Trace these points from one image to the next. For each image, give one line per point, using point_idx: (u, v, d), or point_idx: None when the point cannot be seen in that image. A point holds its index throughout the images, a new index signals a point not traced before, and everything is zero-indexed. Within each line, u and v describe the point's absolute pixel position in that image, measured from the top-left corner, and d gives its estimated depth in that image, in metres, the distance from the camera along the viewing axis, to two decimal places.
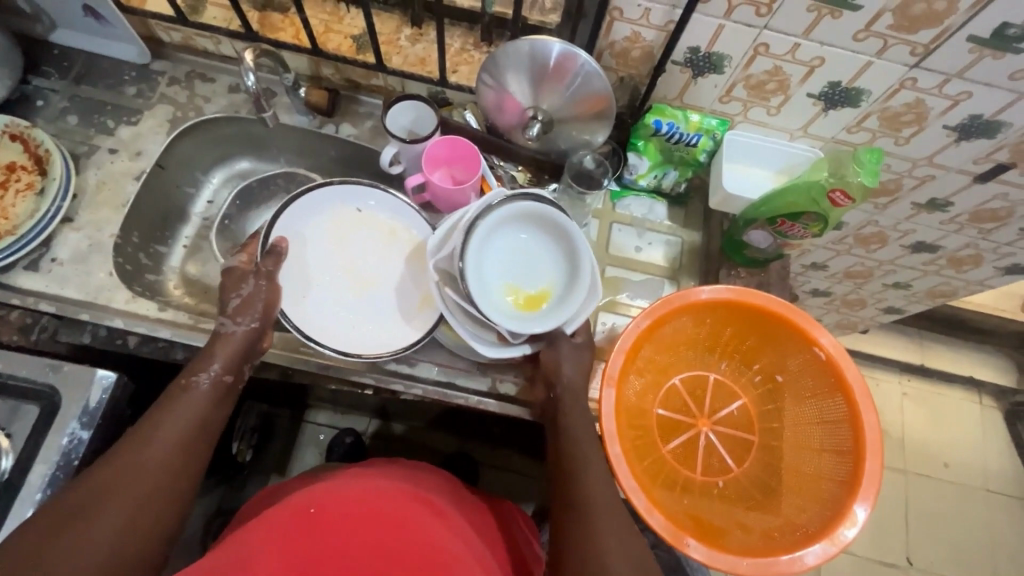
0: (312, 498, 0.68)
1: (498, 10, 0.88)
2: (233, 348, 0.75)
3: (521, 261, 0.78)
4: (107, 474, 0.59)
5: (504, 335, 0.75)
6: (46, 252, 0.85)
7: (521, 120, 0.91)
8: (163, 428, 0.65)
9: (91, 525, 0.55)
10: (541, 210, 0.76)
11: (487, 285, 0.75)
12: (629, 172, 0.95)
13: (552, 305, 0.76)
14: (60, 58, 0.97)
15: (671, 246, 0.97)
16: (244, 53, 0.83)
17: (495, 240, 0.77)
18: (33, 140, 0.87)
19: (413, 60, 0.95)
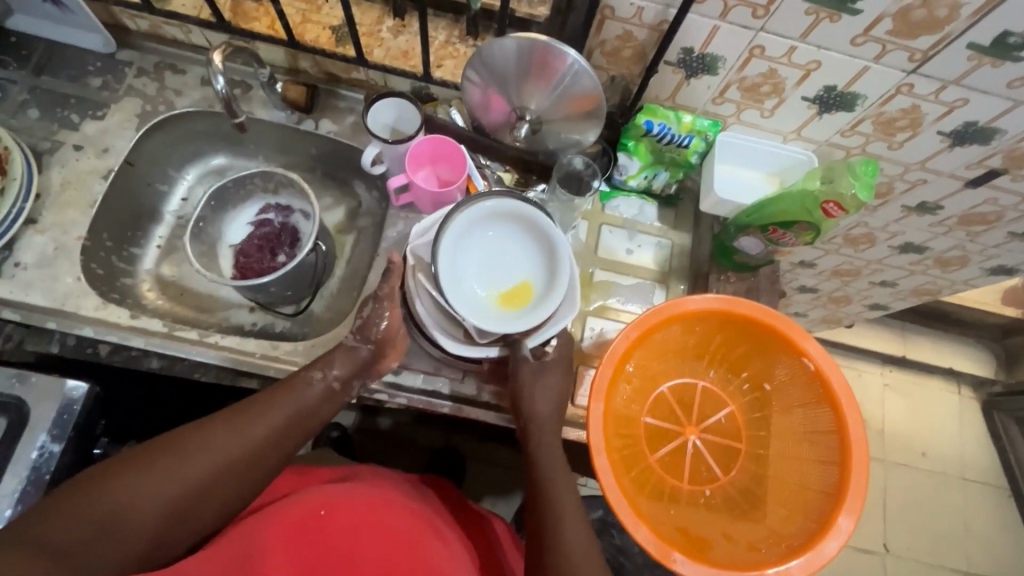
0: (323, 500, 0.65)
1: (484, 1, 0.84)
2: (355, 361, 0.74)
3: (503, 260, 0.76)
4: (211, 431, 0.62)
5: (472, 332, 0.73)
6: (9, 256, 0.80)
7: (506, 119, 0.88)
8: (268, 413, 0.65)
9: (171, 472, 0.58)
10: (525, 211, 0.75)
11: (459, 277, 0.74)
12: (619, 172, 0.93)
13: (526, 306, 0.74)
14: (18, 46, 0.91)
15: (661, 249, 0.95)
16: (213, 54, 0.78)
17: (476, 238, 0.76)
18: None
19: (395, 53, 0.91)
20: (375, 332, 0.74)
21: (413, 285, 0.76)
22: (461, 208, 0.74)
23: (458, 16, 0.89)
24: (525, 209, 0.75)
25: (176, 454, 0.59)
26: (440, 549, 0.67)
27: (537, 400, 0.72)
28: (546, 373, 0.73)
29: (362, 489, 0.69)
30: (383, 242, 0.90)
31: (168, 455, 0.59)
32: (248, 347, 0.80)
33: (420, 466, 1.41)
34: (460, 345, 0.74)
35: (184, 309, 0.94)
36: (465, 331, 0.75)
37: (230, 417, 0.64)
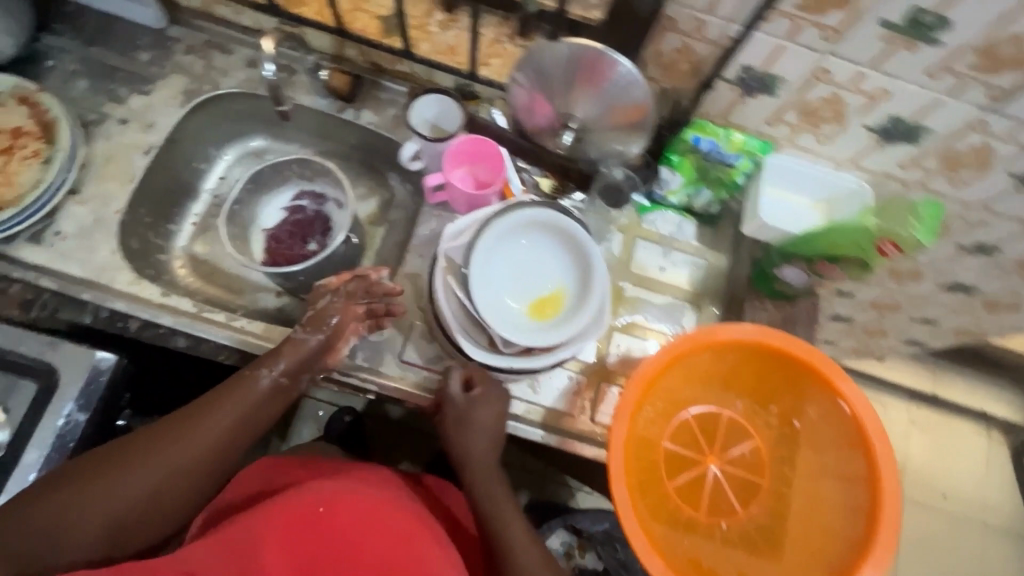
0: (323, 497, 0.63)
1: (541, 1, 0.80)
2: (301, 355, 0.73)
3: (533, 269, 0.74)
4: (156, 437, 0.63)
5: (497, 341, 0.71)
6: (50, 225, 0.82)
7: (550, 125, 0.85)
8: (211, 417, 0.66)
9: (110, 486, 0.60)
10: (562, 223, 0.73)
11: (489, 284, 0.73)
12: (660, 187, 0.91)
13: (552, 318, 0.73)
14: (71, 15, 0.92)
15: (696, 268, 0.93)
16: (264, 41, 0.77)
17: (509, 245, 0.74)
18: (40, 105, 0.83)
19: (442, 48, 0.89)
20: (327, 323, 0.76)
21: (442, 287, 0.74)
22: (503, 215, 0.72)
23: (510, 15, 0.83)
24: (565, 221, 0.73)
25: (121, 461, 0.61)
26: (434, 550, 0.63)
27: (473, 456, 0.70)
28: (478, 418, 0.71)
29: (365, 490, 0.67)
30: (413, 240, 0.89)
31: (114, 462, 0.61)
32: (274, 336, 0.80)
33: (430, 459, 1.41)
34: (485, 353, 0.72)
35: (213, 288, 0.95)
36: (489, 338, 0.74)
37: (179, 420, 0.65)
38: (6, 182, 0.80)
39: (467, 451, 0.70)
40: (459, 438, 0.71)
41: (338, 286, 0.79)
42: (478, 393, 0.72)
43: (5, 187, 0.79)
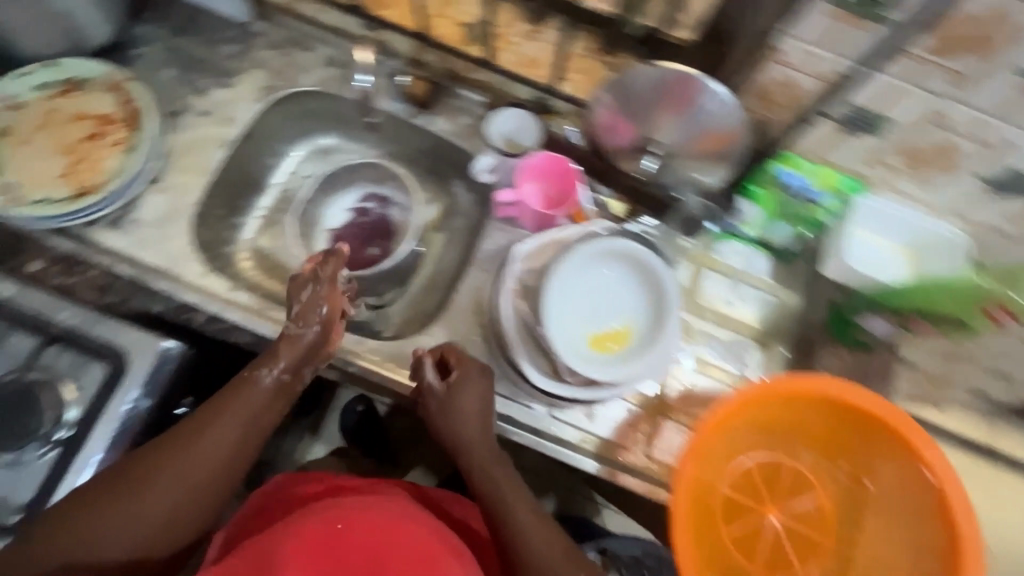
0: (341, 514, 0.58)
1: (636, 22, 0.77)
2: (298, 351, 0.73)
3: (605, 298, 0.71)
4: (158, 455, 0.65)
5: (561, 369, 0.69)
6: (129, 212, 0.84)
7: (633, 149, 0.83)
8: (219, 423, 0.67)
9: (132, 502, 0.63)
10: (640, 255, 0.70)
11: (561, 309, 0.70)
12: (735, 218, 0.87)
13: (623, 350, 0.70)
14: (161, 5, 0.94)
15: (765, 305, 0.89)
16: (357, 55, 0.79)
17: (586, 271, 0.71)
18: (129, 93, 0.84)
19: (522, 60, 0.88)
20: (315, 315, 0.75)
21: (507, 310, 0.72)
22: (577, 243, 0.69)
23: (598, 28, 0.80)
24: (633, 247, 0.70)
25: (127, 482, 0.63)
26: (457, 572, 0.57)
27: (469, 443, 0.70)
28: (464, 404, 0.72)
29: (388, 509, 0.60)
30: (478, 254, 0.87)
31: (121, 482, 0.63)
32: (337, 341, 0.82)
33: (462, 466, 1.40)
34: (548, 381, 0.70)
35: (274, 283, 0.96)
36: (553, 366, 0.71)
37: (180, 435, 0.66)
38: (91, 168, 0.81)
39: (467, 436, 0.71)
40: (453, 425, 0.71)
41: (304, 281, 0.76)
42: (459, 380, 0.73)
43: (89, 173, 0.81)
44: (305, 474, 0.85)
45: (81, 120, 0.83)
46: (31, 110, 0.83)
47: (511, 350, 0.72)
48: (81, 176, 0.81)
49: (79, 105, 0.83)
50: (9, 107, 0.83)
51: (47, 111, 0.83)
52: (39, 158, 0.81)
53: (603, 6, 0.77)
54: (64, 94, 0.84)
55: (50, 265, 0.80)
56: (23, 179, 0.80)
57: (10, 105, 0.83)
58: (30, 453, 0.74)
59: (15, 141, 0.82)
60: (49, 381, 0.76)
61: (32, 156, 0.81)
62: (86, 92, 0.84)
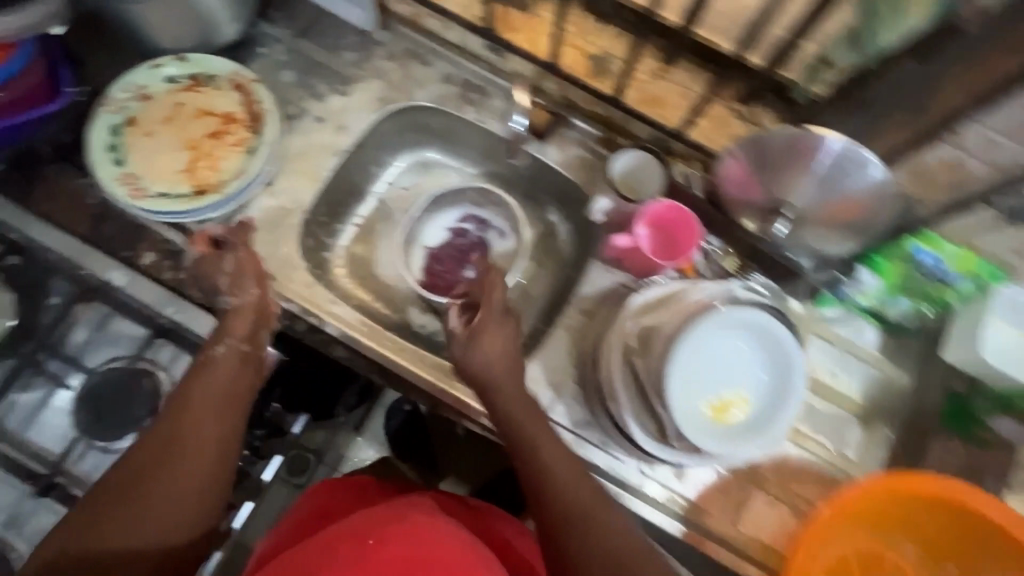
0: (374, 527, 0.54)
1: (784, 74, 0.78)
2: (249, 318, 0.73)
3: (726, 366, 0.67)
4: (151, 448, 0.61)
5: (670, 435, 0.66)
6: (241, 213, 0.84)
7: (760, 208, 0.80)
8: (197, 400, 0.64)
9: (138, 495, 0.58)
10: (775, 331, 0.66)
11: (681, 373, 0.66)
12: (851, 287, 0.82)
13: (732, 423, 0.66)
14: (288, 5, 0.94)
15: (870, 380, 0.85)
16: (516, 94, 0.82)
17: (712, 336, 0.67)
18: (255, 95, 0.85)
19: (648, 99, 0.85)
20: (247, 284, 0.75)
21: (618, 365, 0.70)
22: (704, 310, 0.66)
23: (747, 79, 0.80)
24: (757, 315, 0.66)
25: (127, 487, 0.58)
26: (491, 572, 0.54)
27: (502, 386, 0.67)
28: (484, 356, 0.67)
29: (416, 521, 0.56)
30: (580, 294, 0.85)
31: (122, 489, 0.58)
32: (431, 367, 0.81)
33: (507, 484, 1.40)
34: (653, 443, 0.68)
35: (365, 293, 0.96)
36: (659, 429, 0.69)
37: (168, 422, 0.63)
38: (212, 166, 0.83)
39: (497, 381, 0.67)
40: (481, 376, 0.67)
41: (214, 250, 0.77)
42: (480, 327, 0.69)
43: (210, 172, 0.83)
44: (341, 479, 0.81)
45: (205, 117, 0.85)
46: (158, 103, 0.84)
47: (618, 405, 0.70)
48: (201, 174, 0.82)
49: (204, 102, 0.84)
50: (138, 96, 0.84)
51: (173, 105, 0.84)
52: (164, 152, 0.83)
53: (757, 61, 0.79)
54: (190, 90, 0.85)
55: (158, 259, 0.81)
56: (145, 171, 0.82)
57: (140, 95, 0.84)
58: (125, 442, 0.77)
59: (141, 132, 0.83)
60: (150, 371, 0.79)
61: (156, 149, 0.83)
62: (212, 89, 0.85)
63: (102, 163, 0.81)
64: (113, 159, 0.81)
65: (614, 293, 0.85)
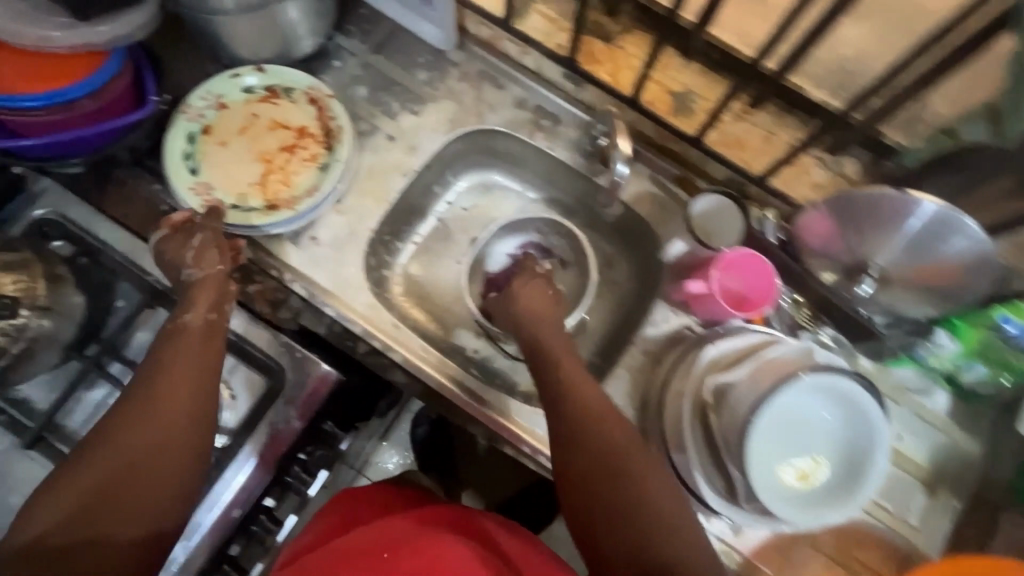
0: (388, 542, 0.63)
1: (884, 129, 0.76)
2: (215, 291, 0.72)
3: (806, 432, 0.65)
4: (132, 433, 0.59)
5: (739, 494, 0.65)
6: (308, 229, 0.84)
7: (843, 264, 0.77)
8: (167, 376, 0.63)
9: (115, 471, 0.56)
10: (864, 403, 0.63)
11: (762, 436, 0.64)
12: (927, 350, 0.80)
13: (807, 488, 0.64)
14: (366, 19, 0.93)
15: (937, 446, 0.82)
16: (618, 141, 0.78)
17: (798, 401, 0.65)
18: (329, 111, 0.84)
19: (729, 140, 0.84)
20: (211, 257, 0.73)
21: (689, 418, 0.69)
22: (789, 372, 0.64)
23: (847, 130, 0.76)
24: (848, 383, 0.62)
25: (114, 476, 0.56)
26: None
27: (532, 314, 0.75)
28: (518, 293, 0.78)
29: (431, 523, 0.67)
30: (644, 335, 0.84)
31: (109, 477, 0.56)
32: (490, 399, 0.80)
33: None
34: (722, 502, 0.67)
35: (420, 313, 0.95)
36: (728, 488, 0.67)
37: (142, 405, 0.60)
38: (285, 181, 0.82)
39: (528, 315, 0.76)
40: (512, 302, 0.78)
41: (190, 230, 0.75)
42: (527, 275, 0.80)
43: (282, 186, 0.82)
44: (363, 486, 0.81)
45: (279, 130, 0.84)
46: (234, 112, 0.84)
47: (685, 457, 0.69)
48: (273, 188, 0.82)
49: (280, 114, 0.84)
50: (215, 105, 0.84)
51: (249, 115, 0.84)
52: (238, 162, 0.83)
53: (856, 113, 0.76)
54: (267, 101, 0.85)
55: None
56: (219, 181, 0.82)
57: (217, 103, 0.84)
58: None
59: (216, 140, 0.83)
60: None
61: (230, 159, 0.83)
62: (288, 101, 0.85)
63: (177, 171, 0.81)
64: (188, 167, 0.82)
65: (678, 336, 0.83)
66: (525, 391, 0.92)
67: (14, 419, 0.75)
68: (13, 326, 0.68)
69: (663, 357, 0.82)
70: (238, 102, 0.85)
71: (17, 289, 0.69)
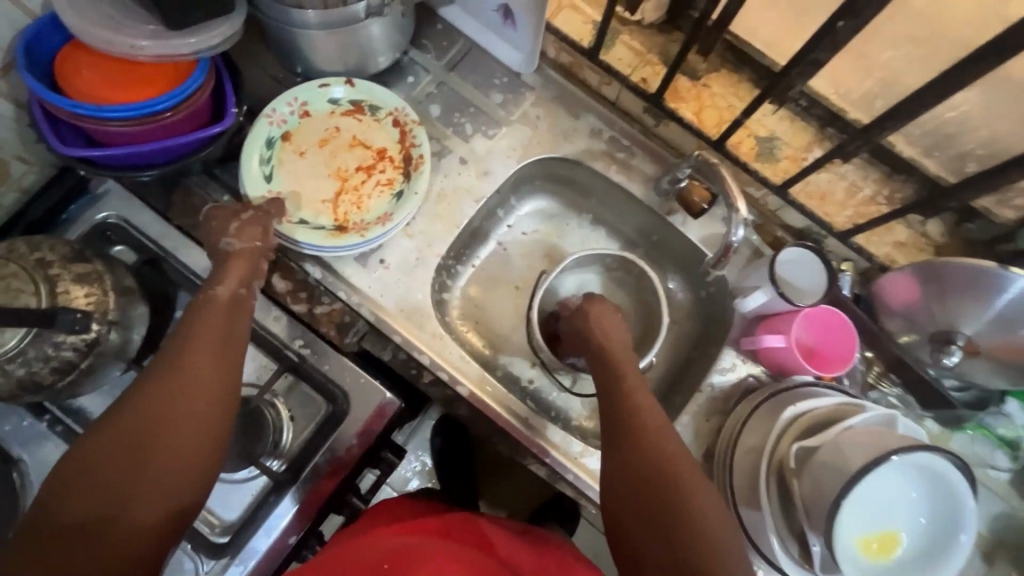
0: (390, 555, 0.61)
1: (980, 203, 0.75)
2: (247, 263, 0.70)
3: (889, 507, 0.63)
4: (142, 409, 0.56)
5: (819, 564, 0.64)
6: (377, 250, 0.82)
7: (930, 334, 0.75)
8: (184, 358, 0.60)
9: (129, 457, 0.53)
10: (951, 482, 0.62)
11: (851, 513, 0.62)
12: (995, 418, 0.80)
13: (884, 562, 0.63)
14: (442, 35, 0.90)
15: (1000, 517, 0.81)
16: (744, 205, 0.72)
17: (885, 475, 0.63)
18: (412, 137, 0.82)
19: (812, 191, 0.82)
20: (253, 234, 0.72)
21: (768, 477, 0.69)
22: (871, 434, 0.64)
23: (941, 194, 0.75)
24: (936, 459, 0.61)
25: (123, 456, 0.53)
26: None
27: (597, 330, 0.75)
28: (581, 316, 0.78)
29: (439, 540, 0.64)
30: (711, 383, 0.82)
31: (119, 455, 0.53)
32: (552, 438, 0.79)
33: None
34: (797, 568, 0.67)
35: (477, 339, 0.93)
36: (802, 552, 0.67)
37: (158, 385, 0.57)
38: (357, 203, 0.82)
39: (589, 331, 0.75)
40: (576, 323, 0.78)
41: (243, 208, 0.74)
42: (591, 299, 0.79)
43: (355, 209, 0.82)
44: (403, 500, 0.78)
45: (359, 148, 0.84)
46: (317, 123, 0.83)
47: (758, 514, 0.69)
48: (344, 209, 0.81)
49: (363, 132, 0.83)
50: (300, 113, 0.83)
51: (332, 129, 0.84)
52: (314, 177, 0.82)
53: (945, 175, 0.75)
54: (351, 116, 0.84)
55: (292, 289, 0.80)
56: (292, 195, 0.81)
57: (301, 111, 0.83)
58: (240, 472, 0.75)
59: (295, 149, 0.82)
60: (270, 402, 0.77)
61: (305, 171, 0.82)
62: (372, 120, 0.84)
63: (252, 174, 0.79)
64: (262, 171, 0.80)
65: (744, 385, 0.82)
66: (580, 426, 0.90)
67: (71, 429, 0.74)
68: (84, 341, 0.65)
69: (731, 409, 0.81)
70: (322, 112, 0.84)
71: (88, 302, 0.66)
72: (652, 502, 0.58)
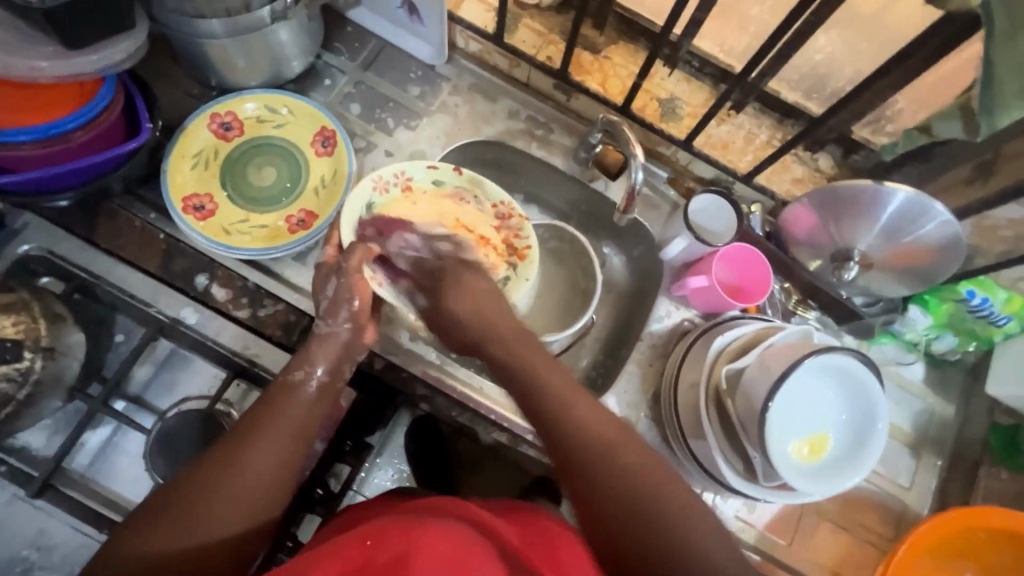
0: (369, 531, 0.56)
1: (857, 134, 0.84)
2: (334, 348, 0.69)
3: (809, 407, 0.72)
4: (244, 434, 0.58)
5: (760, 472, 0.70)
6: (314, 248, 0.85)
7: (829, 257, 0.84)
8: (282, 407, 0.61)
9: (229, 478, 0.55)
10: (861, 374, 0.70)
11: (780, 420, 0.70)
12: (903, 322, 0.87)
13: (818, 460, 0.70)
14: (353, 37, 0.93)
15: (922, 414, 0.90)
16: (638, 147, 0.76)
17: (804, 380, 0.72)
18: (521, 232, 0.85)
19: (715, 142, 0.89)
20: (344, 311, 0.70)
21: (706, 408, 0.75)
22: (783, 344, 0.72)
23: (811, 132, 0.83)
24: (839, 355, 0.70)
25: (219, 473, 0.55)
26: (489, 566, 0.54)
27: (488, 328, 0.68)
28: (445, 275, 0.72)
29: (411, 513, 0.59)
30: (649, 331, 0.88)
31: (218, 473, 0.55)
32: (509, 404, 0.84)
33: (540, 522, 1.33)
34: (742, 482, 0.72)
35: None
36: (745, 466, 0.73)
37: (268, 412, 0.60)
38: None
39: (477, 328, 0.69)
40: (452, 288, 0.71)
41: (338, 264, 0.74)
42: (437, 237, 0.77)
43: None
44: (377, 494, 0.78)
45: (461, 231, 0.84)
46: (421, 199, 0.85)
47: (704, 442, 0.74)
48: None
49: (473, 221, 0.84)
50: (401, 184, 0.84)
51: (438, 209, 0.85)
52: None
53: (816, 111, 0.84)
54: (452, 199, 0.86)
55: (233, 296, 0.79)
56: None
57: (404, 184, 0.84)
58: None
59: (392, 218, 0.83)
60: (226, 412, 0.76)
61: None
62: (479, 208, 0.86)
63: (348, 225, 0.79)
64: (358, 230, 0.80)
65: (681, 329, 0.88)
66: None
67: (15, 469, 0.70)
68: (17, 371, 0.68)
69: (671, 351, 0.87)
70: (424, 189, 0.85)
71: (16, 332, 0.68)
72: (603, 482, 0.54)
